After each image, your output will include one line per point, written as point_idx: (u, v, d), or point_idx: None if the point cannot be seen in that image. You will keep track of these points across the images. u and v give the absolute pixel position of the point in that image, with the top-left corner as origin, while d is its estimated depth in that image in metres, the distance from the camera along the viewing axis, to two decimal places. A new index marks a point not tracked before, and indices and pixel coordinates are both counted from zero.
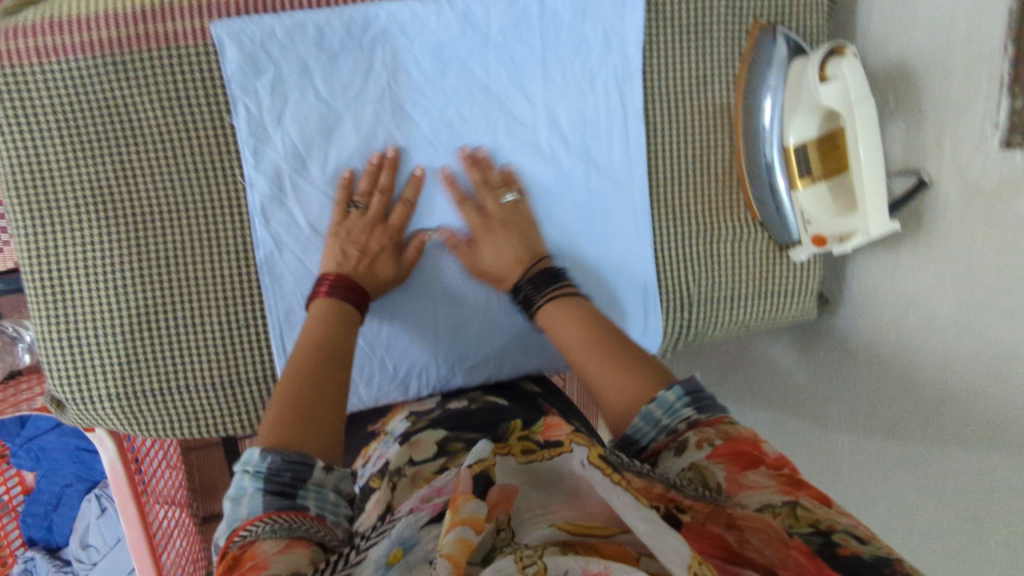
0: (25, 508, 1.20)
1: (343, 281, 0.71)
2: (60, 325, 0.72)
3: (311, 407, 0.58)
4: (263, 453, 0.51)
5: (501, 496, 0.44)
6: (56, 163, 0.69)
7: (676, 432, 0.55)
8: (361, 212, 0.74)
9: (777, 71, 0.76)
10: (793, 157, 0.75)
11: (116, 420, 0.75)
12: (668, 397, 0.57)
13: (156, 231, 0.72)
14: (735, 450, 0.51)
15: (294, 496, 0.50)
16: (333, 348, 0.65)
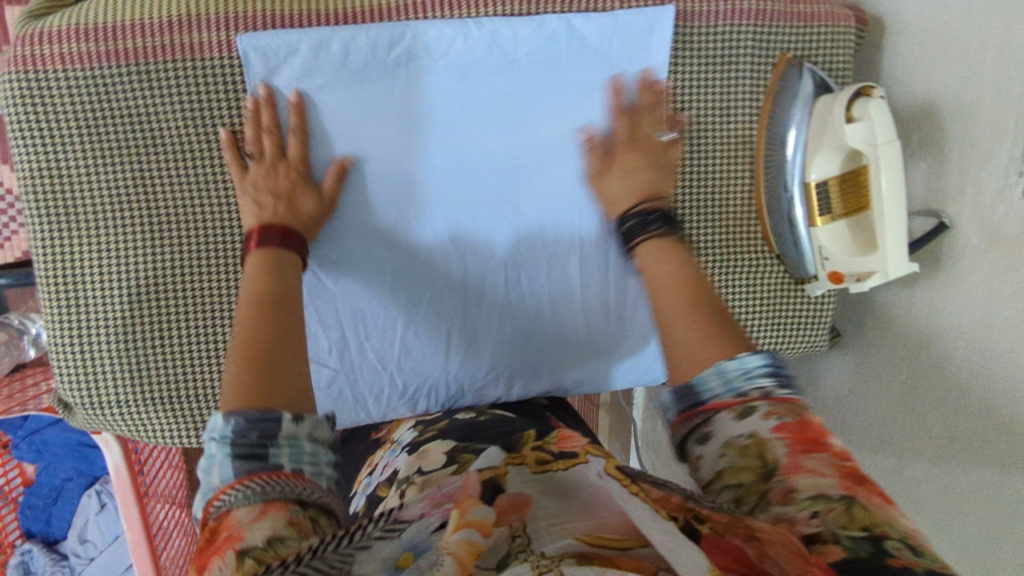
0: (25, 500, 1.20)
1: (276, 227, 0.65)
2: (73, 330, 0.72)
3: (277, 359, 0.51)
4: (226, 417, 0.46)
5: (510, 502, 0.45)
6: (76, 169, 0.69)
7: (747, 396, 0.50)
8: (257, 161, 0.68)
9: (803, 104, 0.75)
10: (813, 194, 0.75)
11: (124, 425, 0.75)
12: (748, 363, 0.51)
13: (171, 238, 0.72)
14: (805, 433, 0.47)
15: (265, 456, 0.44)
16: (282, 298, 0.58)
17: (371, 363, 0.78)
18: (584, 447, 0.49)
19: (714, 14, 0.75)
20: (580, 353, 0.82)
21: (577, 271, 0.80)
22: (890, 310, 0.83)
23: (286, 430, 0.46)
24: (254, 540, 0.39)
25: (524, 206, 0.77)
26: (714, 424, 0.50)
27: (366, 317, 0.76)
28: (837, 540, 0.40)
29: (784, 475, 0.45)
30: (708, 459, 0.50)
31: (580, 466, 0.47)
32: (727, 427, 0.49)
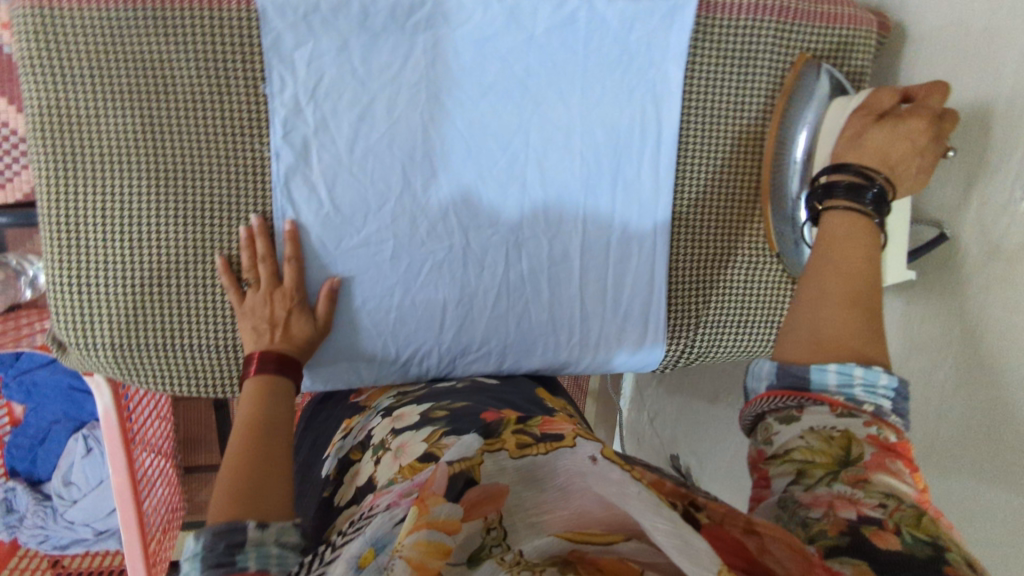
0: (11, 439, 1.21)
1: (275, 356, 0.70)
2: (72, 269, 0.72)
3: (265, 480, 0.57)
4: (195, 537, 0.51)
5: (482, 494, 0.44)
6: (85, 109, 0.68)
7: (856, 403, 0.53)
8: (254, 288, 0.73)
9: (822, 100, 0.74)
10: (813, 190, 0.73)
11: (116, 369, 0.76)
12: (878, 377, 0.54)
13: (175, 187, 0.71)
14: (895, 453, 0.50)
15: (231, 562, 0.48)
16: (271, 420, 0.64)
17: (363, 328, 0.78)
18: (571, 432, 0.50)
19: (737, 7, 0.75)
20: (575, 337, 0.82)
21: (577, 252, 0.80)
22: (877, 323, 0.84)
23: (252, 537, 0.51)
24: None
25: (530, 187, 0.77)
26: (806, 412, 0.54)
27: (364, 282, 0.77)
28: (898, 531, 0.43)
29: (864, 468, 0.48)
30: (783, 437, 0.54)
31: (562, 449, 0.47)
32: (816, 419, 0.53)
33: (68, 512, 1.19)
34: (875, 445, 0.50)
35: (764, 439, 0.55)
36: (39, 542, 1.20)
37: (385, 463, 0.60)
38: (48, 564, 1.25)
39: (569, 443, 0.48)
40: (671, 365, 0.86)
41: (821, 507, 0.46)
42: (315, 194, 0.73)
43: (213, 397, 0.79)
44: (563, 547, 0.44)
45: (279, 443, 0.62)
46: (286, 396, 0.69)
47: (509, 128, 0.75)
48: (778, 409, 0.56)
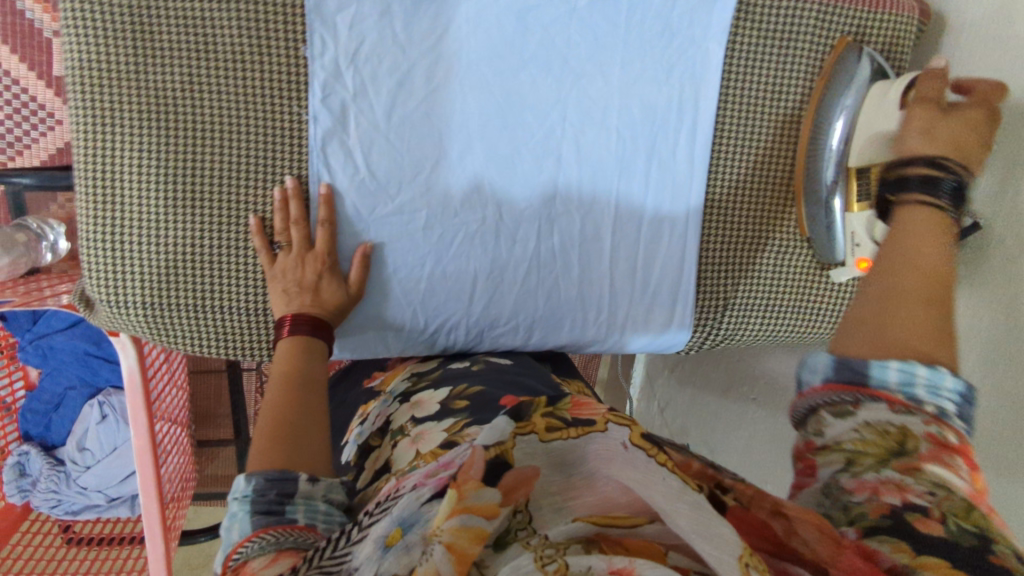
0: (25, 404, 1.21)
1: (308, 318, 0.71)
2: (107, 226, 0.72)
3: (300, 436, 0.59)
4: (247, 479, 0.53)
5: (518, 478, 0.43)
6: (125, 65, 0.68)
7: (917, 403, 0.47)
8: (285, 251, 0.73)
9: (865, 82, 0.73)
10: (852, 177, 0.73)
11: (147, 329, 0.76)
12: (943, 380, 0.48)
13: (212, 147, 0.71)
14: (955, 451, 0.45)
15: (281, 512, 0.51)
16: (308, 379, 0.66)
17: (393, 297, 0.78)
18: (602, 417, 0.48)
19: None
20: (603, 314, 0.82)
21: (607, 227, 0.79)
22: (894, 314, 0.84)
23: (302, 489, 0.54)
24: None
25: (564, 162, 0.77)
26: (861, 409, 0.48)
27: (395, 250, 0.77)
28: (943, 519, 0.41)
29: (916, 459, 0.44)
30: (836, 432, 0.48)
31: (594, 434, 0.46)
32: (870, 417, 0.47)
33: (81, 478, 1.19)
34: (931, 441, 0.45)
35: (813, 431, 0.49)
36: (51, 508, 1.19)
37: (402, 449, 0.62)
38: (60, 532, 1.24)
39: (600, 428, 0.47)
40: (697, 346, 0.87)
41: (864, 493, 0.44)
42: (351, 160, 0.73)
43: (242, 359, 0.79)
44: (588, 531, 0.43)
45: (316, 400, 0.64)
46: (320, 356, 0.70)
47: (546, 102, 0.75)
48: (828, 403, 0.50)
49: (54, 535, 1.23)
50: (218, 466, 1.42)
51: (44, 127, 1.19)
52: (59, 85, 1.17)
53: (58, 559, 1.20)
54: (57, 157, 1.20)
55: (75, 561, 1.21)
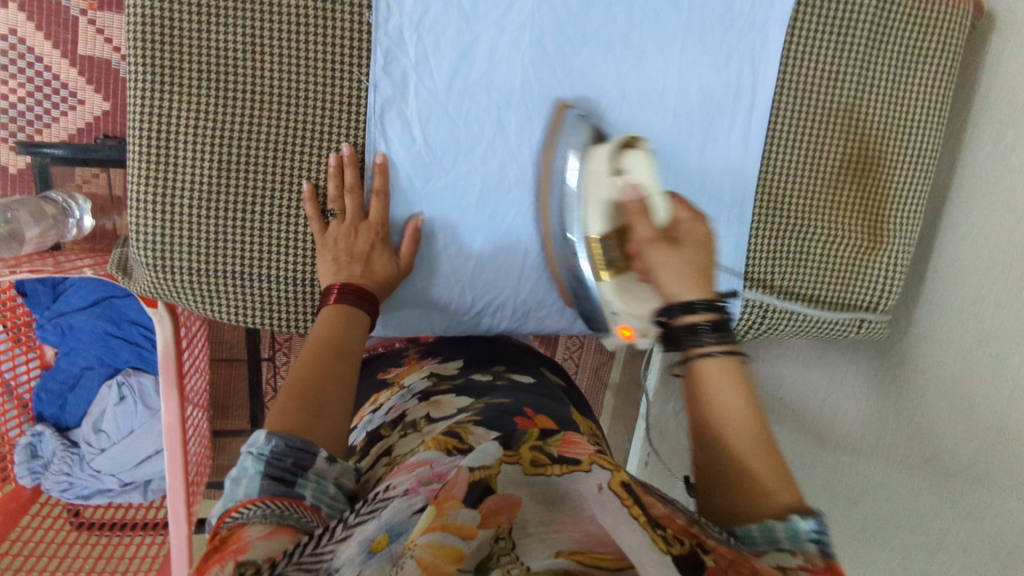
0: (40, 383, 1.18)
1: (355, 288, 0.70)
2: (158, 188, 0.70)
3: (322, 400, 0.58)
4: (267, 436, 0.52)
5: (501, 501, 0.44)
6: (189, 22, 0.67)
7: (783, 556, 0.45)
8: (338, 219, 0.73)
9: (581, 144, 0.74)
10: (594, 247, 0.71)
11: (188, 297, 0.74)
12: (797, 526, 0.46)
13: (271, 112, 0.70)
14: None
15: (292, 484, 0.49)
16: (342, 348, 0.65)
17: (441, 273, 0.79)
18: (589, 457, 0.50)
19: None
20: None
21: None
22: (925, 318, 0.85)
23: (317, 466, 0.52)
24: (254, 555, 0.42)
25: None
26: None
27: (446, 223, 0.77)
28: None
29: None
30: None
31: (576, 473, 0.48)
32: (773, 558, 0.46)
33: (95, 461, 1.17)
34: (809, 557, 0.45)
35: None
36: (62, 491, 1.16)
37: (410, 438, 0.61)
38: (69, 516, 1.19)
39: (584, 467, 0.49)
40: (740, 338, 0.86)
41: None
42: (409, 131, 0.73)
43: (282, 334, 0.77)
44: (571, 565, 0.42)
45: (346, 369, 0.63)
46: (361, 328, 0.69)
47: (594, 83, 0.76)
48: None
49: (60, 518, 1.19)
50: (227, 459, 1.40)
51: (65, 106, 1.17)
52: (83, 63, 1.16)
53: (69, 543, 1.17)
54: (77, 137, 1.18)
55: (82, 546, 1.17)
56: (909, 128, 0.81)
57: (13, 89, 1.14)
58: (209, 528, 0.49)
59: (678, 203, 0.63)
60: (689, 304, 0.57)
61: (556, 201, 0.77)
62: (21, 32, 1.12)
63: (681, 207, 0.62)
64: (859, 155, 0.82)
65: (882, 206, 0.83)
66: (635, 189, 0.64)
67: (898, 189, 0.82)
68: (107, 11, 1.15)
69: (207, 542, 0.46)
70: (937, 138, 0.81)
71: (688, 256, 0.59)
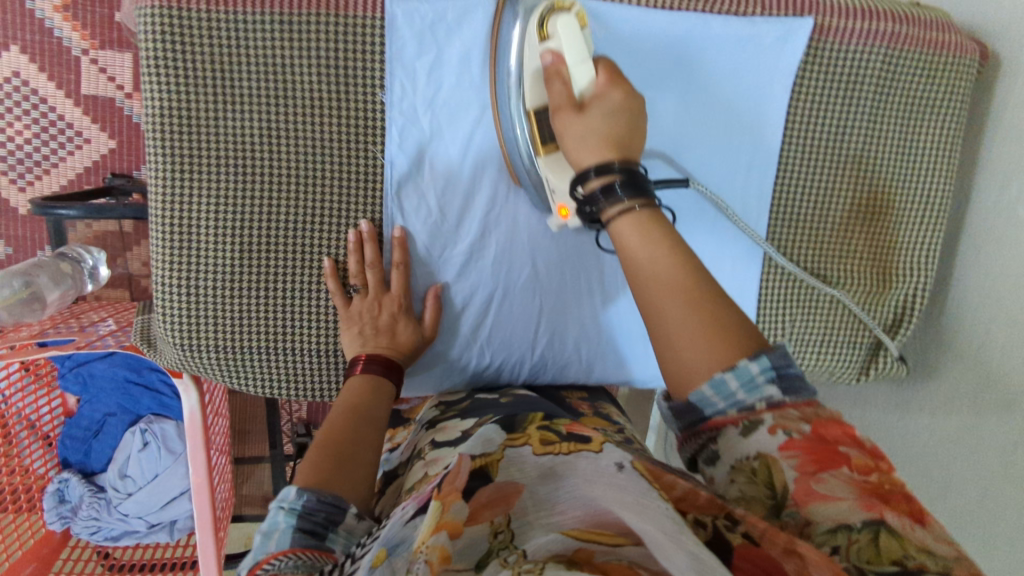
0: (64, 430, 1.21)
1: (381, 359, 0.72)
2: (182, 269, 0.73)
3: (351, 463, 0.60)
4: (298, 492, 0.54)
5: (495, 493, 0.47)
6: (207, 113, 0.69)
7: (752, 410, 0.50)
8: (361, 294, 0.75)
9: (520, 21, 0.69)
10: (534, 122, 0.67)
11: (214, 370, 0.76)
12: (750, 369, 0.51)
13: (290, 191, 0.73)
14: (814, 451, 0.47)
15: (323, 537, 0.51)
16: (370, 411, 0.67)
17: (461, 334, 0.81)
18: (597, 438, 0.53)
19: (851, 32, 0.76)
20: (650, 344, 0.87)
21: None
22: (934, 352, 0.86)
23: (347, 522, 0.54)
24: None
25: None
26: (720, 442, 0.51)
27: (464, 285, 0.79)
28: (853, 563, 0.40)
29: (796, 499, 0.45)
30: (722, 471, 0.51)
31: (584, 451, 0.50)
32: (751, 429, 0.50)
33: (122, 504, 1.18)
34: (784, 418, 0.49)
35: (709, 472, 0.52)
36: (91, 534, 1.20)
37: (417, 470, 0.64)
38: (99, 559, 1.24)
39: (593, 447, 0.51)
40: None
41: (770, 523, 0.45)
42: (424, 202, 0.76)
43: (306, 400, 0.79)
44: (570, 547, 0.43)
45: (372, 430, 0.65)
46: (388, 397, 0.71)
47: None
48: (698, 446, 0.53)
49: (92, 561, 1.23)
50: (251, 484, 1.44)
51: (71, 146, 1.18)
52: (87, 102, 1.16)
53: None
54: (85, 175, 1.19)
55: None
56: (916, 176, 0.81)
57: (19, 131, 1.16)
58: None
59: (600, 67, 0.62)
60: (603, 164, 0.59)
61: (505, 102, 0.73)
62: (24, 73, 1.13)
63: (604, 73, 0.62)
64: (868, 203, 0.82)
65: (892, 253, 0.84)
66: (553, 53, 0.62)
67: (907, 237, 0.83)
68: (109, 50, 1.14)
69: None
70: (947, 185, 0.81)
71: (595, 119, 0.61)
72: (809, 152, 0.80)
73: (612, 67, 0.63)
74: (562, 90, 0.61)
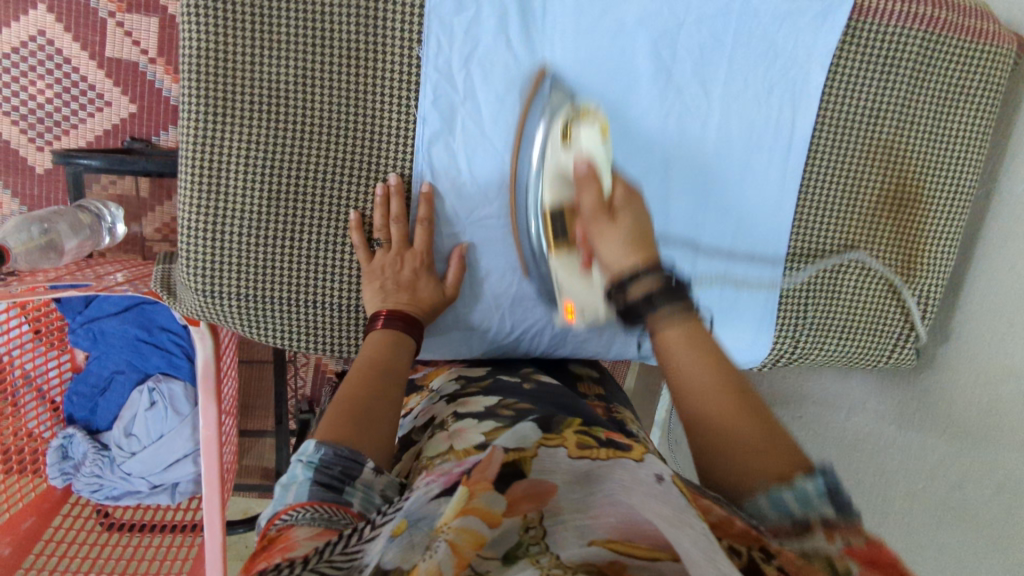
0: (71, 386, 1.21)
1: (401, 314, 0.72)
2: (208, 214, 0.72)
3: (368, 418, 0.60)
4: (318, 446, 0.54)
5: (531, 490, 0.45)
6: (243, 57, 0.69)
7: (805, 527, 0.45)
8: (383, 247, 0.75)
9: (544, 121, 0.73)
10: (548, 217, 0.70)
11: (233, 320, 0.76)
12: (806, 488, 0.46)
13: (320, 142, 0.72)
14: (877, 559, 0.41)
15: (340, 491, 0.51)
16: (390, 370, 0.66)
17: (484, 299, 0.81)
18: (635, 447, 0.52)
19: (890, 14, 0.76)
20: None
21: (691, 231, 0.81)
22: (955, 344, 0.85)
23: (364, 476, 0.53)
24: (300, 551, 0.43)
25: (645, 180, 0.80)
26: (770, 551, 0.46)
27: (487, 250, 0.79)
28: None
29: None
30: None
31: (624, 460, 0.49)
32: (805, 536, 0.44)
33: (126, 463, 1.18)
34: (844, 530, 0.43)
35: None
36: (92, 492, 1.19)
37: (437, 440, 0.63)
38: (98, 518, 1.23)
39: (635, 457, 0.49)
40: (769, 365, 0.87)
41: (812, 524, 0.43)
42: (454, 162, 0.76)
43: (324, 356, 0.79)
44: (605, 557, 0.44)
45: (392, 388, 0.64)
46: (408, 354, 0.70)
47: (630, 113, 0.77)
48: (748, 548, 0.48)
49: (90, 519, 1.22)
50: (251, 457, 1.44)
51: (91, 108, 1.17)
52: (111, 65, 1.16)
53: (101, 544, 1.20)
54: (104, 138, 1.19)
55: (115, 547, 1.21)
56: (946, 164, 0.81)
57: (40, 90, 1.16)
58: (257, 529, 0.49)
59: (620, 181, 0.66)
60: (631, 273, 0.59)
61: (522, 195, 0.76)
62: (50, 32, 1.13)
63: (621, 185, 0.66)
64: (896, 190, 0.82)
65: (919, 240, 0.83)
66: (584, 160, 0.65)
67: (933, 226, 0.83)
68: (136, 13, 1.14)
69: (255, 543, 0.47)
70: (975, 176, 0.81)
71: (625, 224, 0.62)
72: (840, 136, 0.80)
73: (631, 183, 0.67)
74: (590, 197, 0.64)
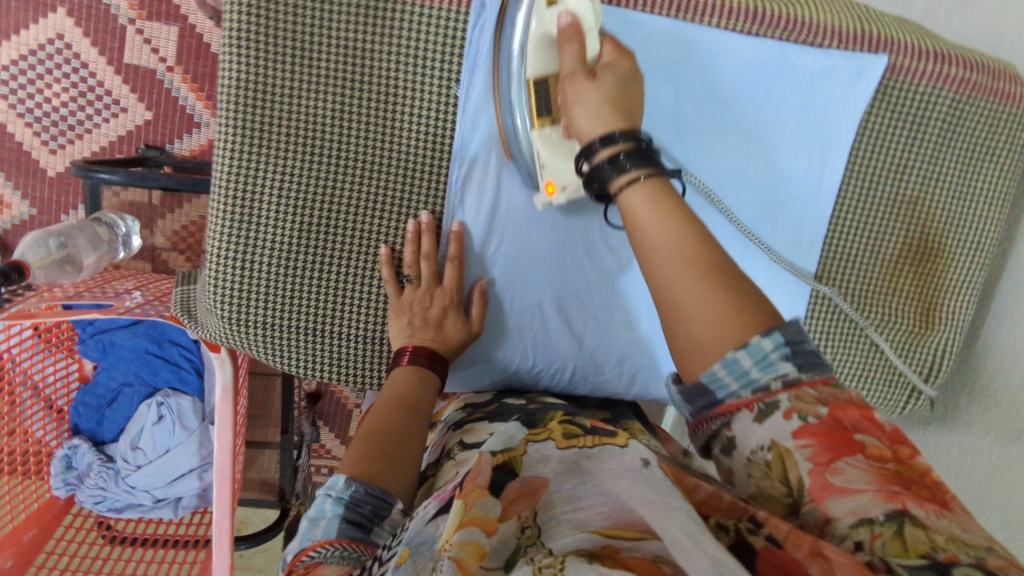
0: (78, 397, 1.20)
1: (427, 351, 0.72)
2: (238, 243, 0.72)
3: (396, 455, 0.60)
4: (347, 482, 0.54)
5: (522, 489, 0.44)
6: (282, 91, 0.69)
7: (767, 390, 0.47)
8: (413, 285, 0.75)
9: None
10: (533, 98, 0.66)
11: (255, 347, 0.76)
12: (763, 345, 0.48)
13: (352, 176, 0.73)
14: (833, 436, 0.44)
15: (368, 532, 0.51)
16: (414, 405, 0.67)
17: (509, 335, 0.81)
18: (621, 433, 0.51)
19: (922, 73, 0.77)
20: None
21: None
22: (970, 390, 0.85)
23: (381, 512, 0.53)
24: None
25: None
26: (733, 427, 0.49)
27: (512, 287, 0.80)
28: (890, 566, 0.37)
29: (811, 495, 0.43)
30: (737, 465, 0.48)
31: (609, 446, 0.49)
32: (768, 415, 0.47)
33: (131, 477, 1.17)
34: (800, 402, 0.46)
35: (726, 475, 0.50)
36: (94, 503, 1.18)
37: (446, 470, 0.63)
38: (100, 530, 1.21)
39: (619, 442, 0.49)
40: None
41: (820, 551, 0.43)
42: (484, 198, 0.76)
43: (344, 386, 0.79)
44: (596, 543, 0.42)
45: (414, 423, 0.64)
46: (434, 392, 0.71)
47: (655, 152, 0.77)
48: (712, 433, 0.51)
49: (92, 531, 1.21)
50: (254, 470, 1.43)
51: (106, 113, 1.17)
52: (129, 71, 1.15)
53: (103, 557, 1.19)
54: (118, 143, 1.19)
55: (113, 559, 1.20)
56: (969, 221, 0.82)
57: (56, 93, 1.15)
58: (282, 565, 0.49)
59: (606, 43, 0.63)
60: (608, 135, 0.56)
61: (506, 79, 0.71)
62: (68, 36, 1.12)
63: (609, 48, 0.62)
64: (919, 244, 0.83)
65: (939, 295, 0.84)
66: (569, 14, 0.61)
67: (953, 279, 0.83)
68: (156, 21, 1.14)
69: None
70: (996, 233, 0.82)
71: (608, 84, 0.59)
72: (867, 190, 0.81)
73: (617, 44, 0.63)
74: (574, 57, 0.60)
